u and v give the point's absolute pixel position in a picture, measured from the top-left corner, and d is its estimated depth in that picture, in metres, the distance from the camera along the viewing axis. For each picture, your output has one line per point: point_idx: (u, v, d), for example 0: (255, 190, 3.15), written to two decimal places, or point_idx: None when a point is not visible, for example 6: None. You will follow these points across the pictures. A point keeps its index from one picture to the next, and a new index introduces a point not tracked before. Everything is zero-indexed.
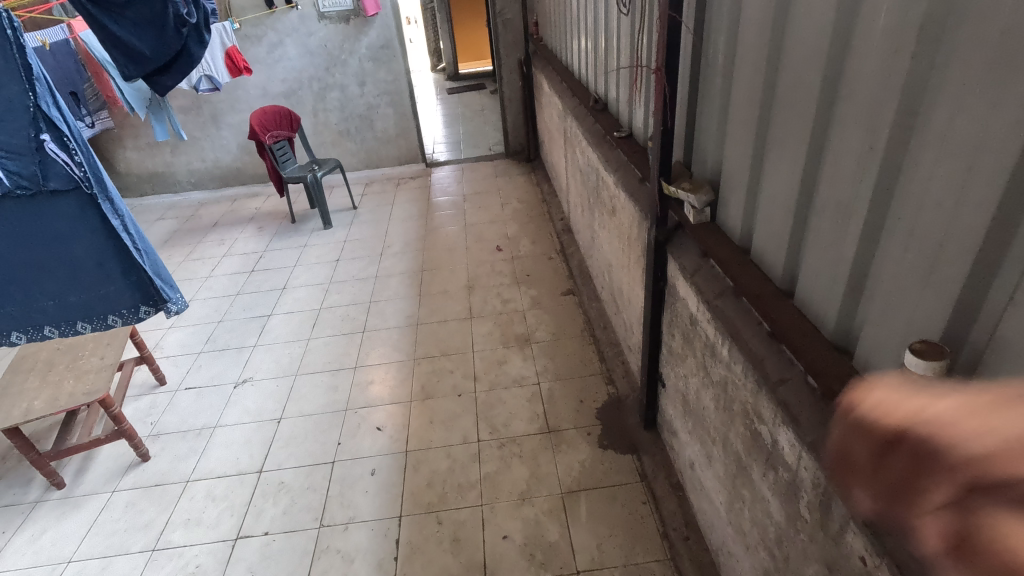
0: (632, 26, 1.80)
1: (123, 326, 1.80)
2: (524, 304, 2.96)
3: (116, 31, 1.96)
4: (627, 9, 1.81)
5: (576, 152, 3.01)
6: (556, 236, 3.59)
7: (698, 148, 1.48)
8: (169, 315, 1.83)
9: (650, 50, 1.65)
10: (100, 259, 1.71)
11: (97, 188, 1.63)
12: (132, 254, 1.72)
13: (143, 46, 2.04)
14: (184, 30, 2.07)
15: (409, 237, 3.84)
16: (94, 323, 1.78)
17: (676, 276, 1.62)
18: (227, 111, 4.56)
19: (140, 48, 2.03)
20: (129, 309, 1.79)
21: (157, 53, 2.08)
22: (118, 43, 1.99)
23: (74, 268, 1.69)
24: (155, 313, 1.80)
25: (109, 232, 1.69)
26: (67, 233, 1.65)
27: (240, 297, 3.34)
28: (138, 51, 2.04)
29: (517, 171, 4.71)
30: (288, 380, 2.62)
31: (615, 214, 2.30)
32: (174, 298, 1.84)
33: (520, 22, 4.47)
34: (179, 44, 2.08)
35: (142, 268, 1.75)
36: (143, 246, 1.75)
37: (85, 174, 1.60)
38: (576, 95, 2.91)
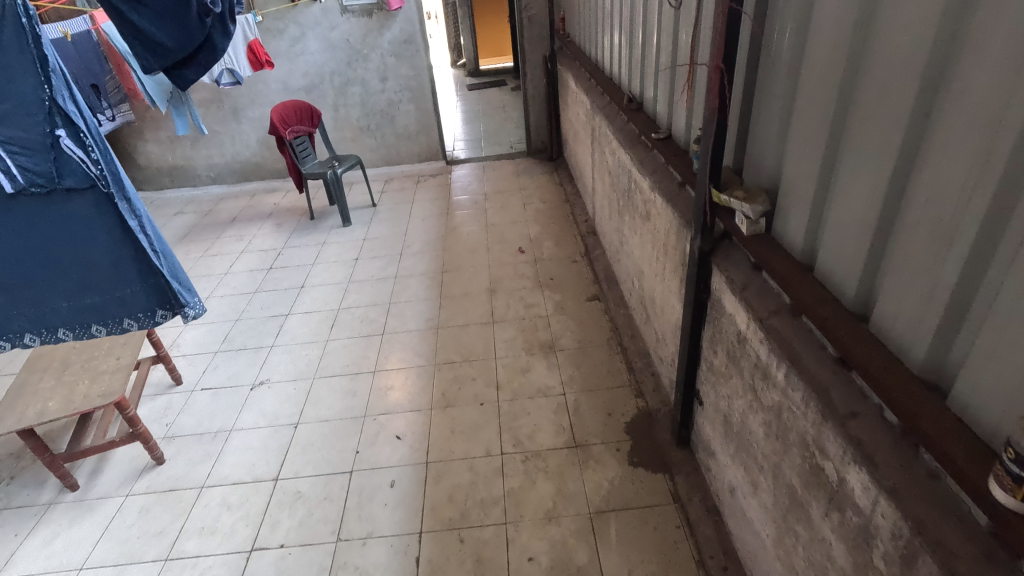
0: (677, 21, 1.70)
1: (139, 330, 1.73)
2: (548, 309, 2.87)
3: (137, 20, 1.87)
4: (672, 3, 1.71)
5: (605, 152, 2.91)
6: (580, 239, 3.50)
7: (751, 153, 1.37)
8: (187, 320, 1.76)
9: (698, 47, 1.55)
10: (116, 261, 1.64)
11: (114, 187, 1.56)
12: (149, 255, 1.65)
13: (164, 37, 1.95)
14: (209, 20, 1.99)
15: (429, 236, 3.77)
16: (109, 327, 1.71)
17: (722, 289, 1.51)
18: (247, 105, 4.52)
19: (162, 39, 1.94)
20: (145, 313, 1.72)
21: (179, 44, 1.99)
22: (138, 33, 1.89)
23: (90, 269, 1.63)
24: (172, 317, 1.73)
25: (125, 232, 1.62)
26: (84, 232, 1.59)
27: (258, 295, 3.28)
28: (161, 43, 1.96)
29: (539, 171, 4.61)
30: (306, 382, 2.55)
31: (648, 219, 2.20)
32: (192, 302, 1.77)
33: (546, 17, 4.36)
34: (202, 35, 1.99)
35: (160, 270, 1.68)
36: (160, 248, 1.69)
37: (102, 172, 1.53)
38: (607, 94, 2.80)
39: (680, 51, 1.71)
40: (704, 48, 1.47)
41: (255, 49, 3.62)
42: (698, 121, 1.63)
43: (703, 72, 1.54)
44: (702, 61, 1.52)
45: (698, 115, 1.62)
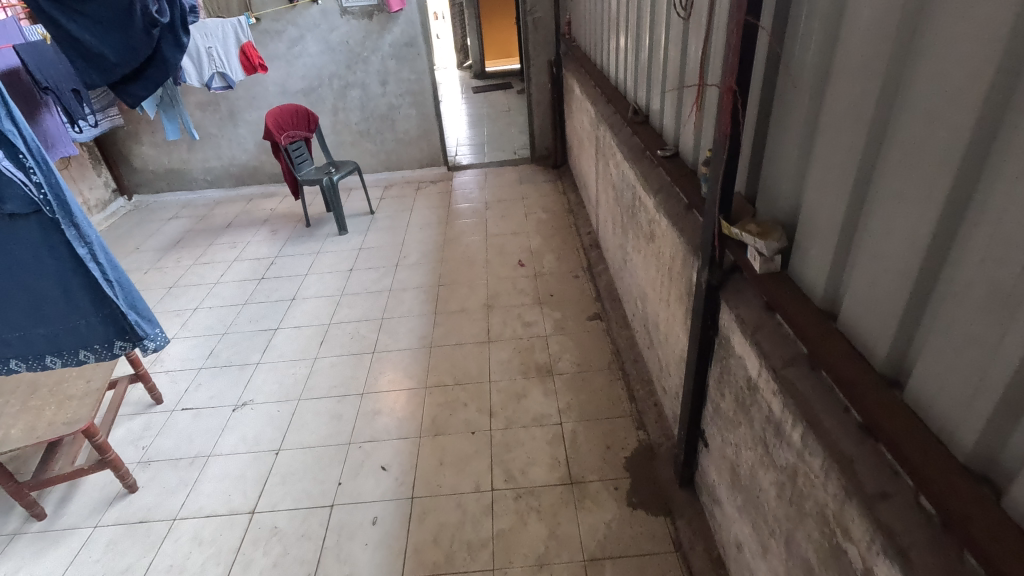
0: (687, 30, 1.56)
1: (96, 362, 1.62)
2: (547, 329, 2.74)
3: (73, 28, 2.12)
4: (681, 11, 1.57)
5: (609, 164, 2.77)
6: (583, 252, 3.36)
7: (766, 181, 1.24)
8: (147, 353, 1.64)
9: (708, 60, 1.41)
10: (68, 290, 1.53)
11: (60, 212, 1.45)
12: (101, 285, 1.54)
13: (109, 51, 2.20)
14: (154, 31, 2.19)
15: (426, 246, 3.64)
16: (64, 358, 1.60)
17: (731, 328, 1.37)
18: (245, 108, 4.41)
19: (105, 51, 2.18)
20: (102, 345, 1.61)
21: (122, 57, 2.23)
22: (73, 41, 2.14)
23: (38, 299, 1.51)
24: (130, 350, 1.62)
25: (76, 259, 1.51)
26: (29, 260, 1.47)
27: (247, 307, 3.17)
28: (102, 56, 2.19)
29: (542, 178, 4.47)
30: (290, 404, 2.44)
31: (653, 239, 2.06)
32: (152, 333, 1.66)
33: (552, 20, 4.23)
34: (148, 46, 2.22)
35: (114, 302, 1.57)
36: (115, 277, 1.58)
37: (44, 196, 1.42)
38: (612, 103, 2.66)
39: (690, 63, 1.57)
40: (716, 62, 1.33)
41: (247, 53, 3.50)
42: (708, 141, 1.50)
43: (713, 89, 1.40)
44: (712, 76, 1.38)
45: (708, 134, 1.48)
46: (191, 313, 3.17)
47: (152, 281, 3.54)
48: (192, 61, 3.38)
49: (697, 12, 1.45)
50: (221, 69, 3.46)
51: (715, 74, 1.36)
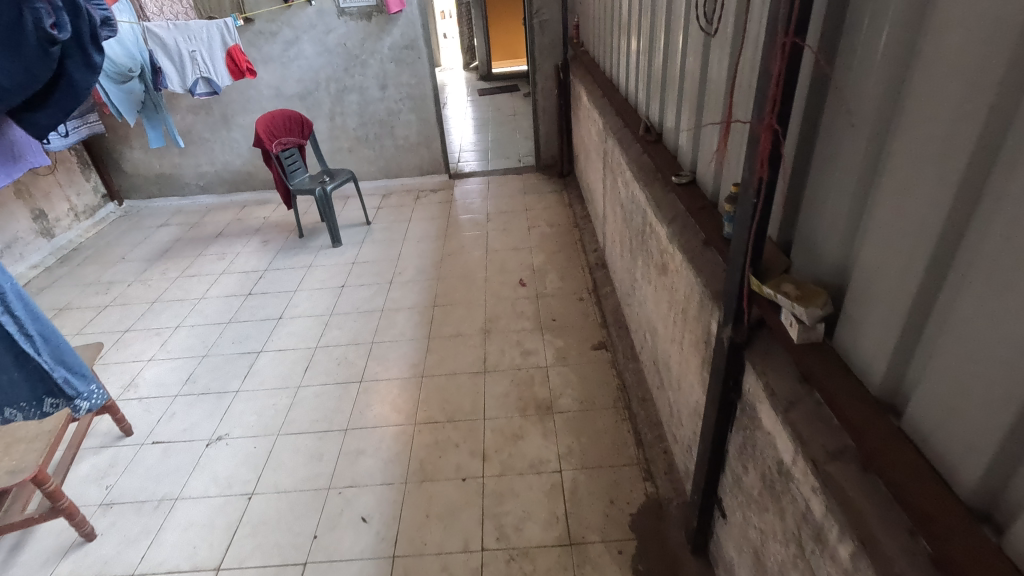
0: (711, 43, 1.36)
1: (21, 420, 1.68)
2: (548, 358, 2.54)
3: None
4: (705, 21, 1.36)
5: (618, 181, 2.57)
6: (588, 271, 3.16)
7: (807, 230, 1.03)
8: (77, 414, 1.78)
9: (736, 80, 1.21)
10: None
11: None
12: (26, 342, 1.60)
13: None
14: None
15: (423, 261, 3.45)
16: None
17: (758, 396, 1.17)
18: (238, 112, 4.24)
19: None
20: (29, 403, 1.68)
21: None
22: None
23: None
24: (62, 406, 1.72)
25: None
26: None
27: (231, 326, 2.99)
28: None
29: (547, 188, 4.26)
30: (268, 440, 2.25)
31: (665, 272, 1.85)
32: (82, 388, 1.76)
33: (560, 23, 4.03)
34: None
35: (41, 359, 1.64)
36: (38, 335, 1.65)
37: None
38: (622, 116, 2.46)
39: (714, 81, 1.36)
40: (747, 87, 1.12)
41: (235, 57, 3.31)
42: (735, 173, 1.29)
43: (741, 115, 1.19)
44: (741, 101, 1.18)
45: (734, 165, 1.28)
46: (172, 332, 2.99)
47: (135, 295, 3.38)
48: (175, 65, 3.21)
49: (722, 24, 1.25)
50: (206, 75, 3.28)
51: (746, 99, 1.15)
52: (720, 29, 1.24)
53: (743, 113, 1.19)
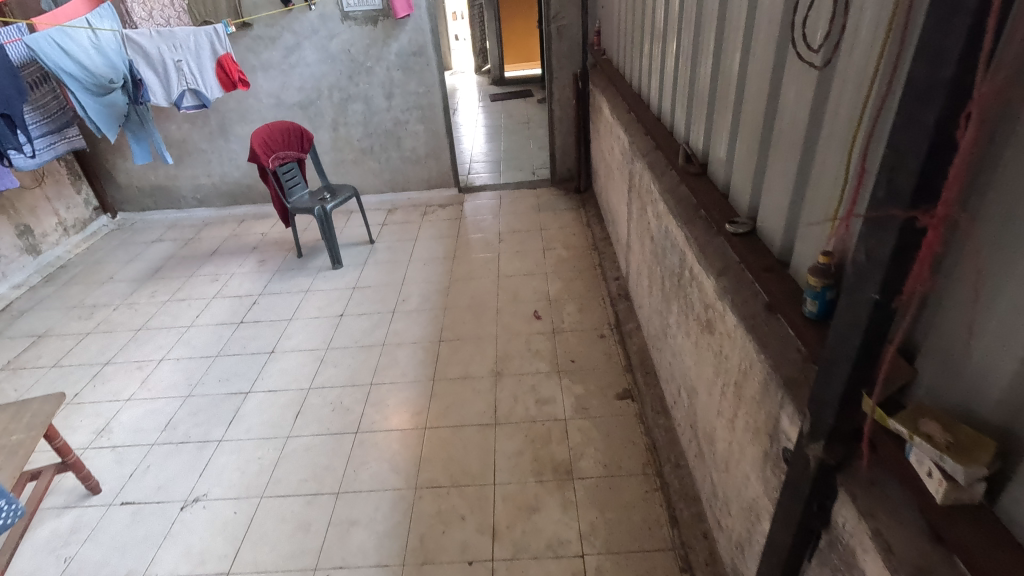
0: (796, 67, 1.08)
1: None
2: (567, 409, 2.26)
3: None
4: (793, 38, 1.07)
5: (647, 210, 2.28)
6: (609, 303, 2.87)
7: (946, 340, 0.76)
8: None
9: (842, 122, 0.93)
10: None
11: None
12: None
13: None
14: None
15: (428, 287, 3.19)
16: None
17: (857, 538, 0.87)
18: (236, 122, 4.00)
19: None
20: None
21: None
22: None
23: None
24: None
25: None
26: None
27: (219, 361, 2.74)
28: None
29: (563, 206, 3.97)
30: (250, 503, 1.99)
31: (709, 330, 1.57)
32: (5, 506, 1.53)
33: (579, 29, 3.75)
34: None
35: None
36: None
37: None
38: (654, 138, 2.17)
39: (797, 115, 1.08)
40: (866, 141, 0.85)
41: (227, 67, 3.08)
42: (827, 239, 1.01)
43: (849, 172, 0.92)
44: (854, 154, 0.89)
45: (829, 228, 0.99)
46: (155, 366, 2.74)
47: (120, 321, 3.14)
48: (160, 76, 2.97)
49: (825, 51, 0.97)
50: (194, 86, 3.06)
51: (860, 155, 0.88)
52: (826, 60, 0.96)
53: (852, 169, 0.91)
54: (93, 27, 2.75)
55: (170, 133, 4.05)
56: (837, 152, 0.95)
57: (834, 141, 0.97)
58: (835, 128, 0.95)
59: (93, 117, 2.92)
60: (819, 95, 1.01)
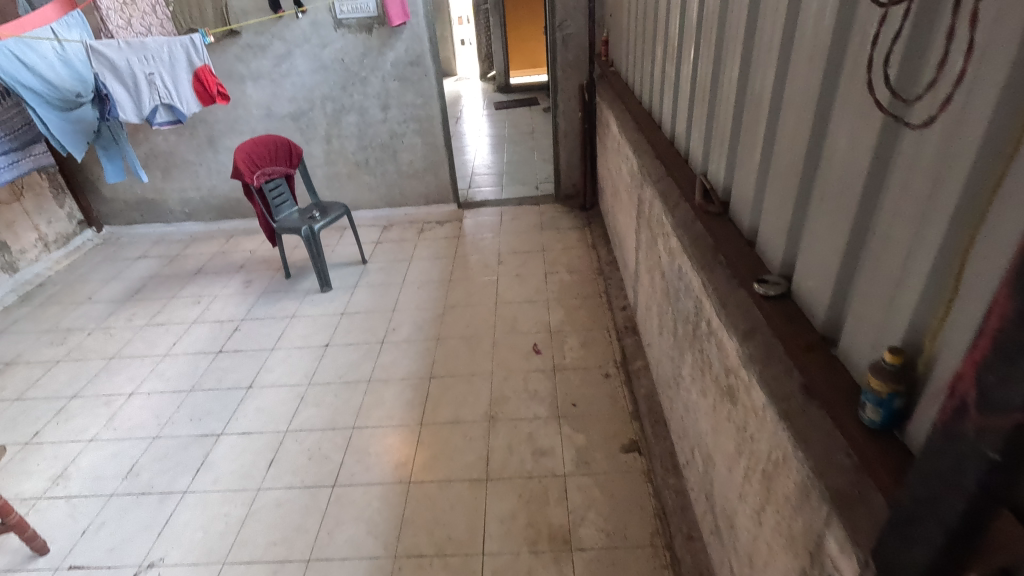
0: (854, 105, 0.86)
1: None
2: (566, 463, 2.04)
3: None
4: (857, 69, 0.84)
5: (657, 242, 2.06)
6: (615, 336, 2.64)
7: None
8: None
9: (927, 191, 0.71)
10: None
11: None
12: None
13: None
14: None
15: (421, 314, 2.97)
16: None
17: None
18: (225, 134, 3.81)
19: None
20: None
21: None
22: None
23: None
24: None
25: None
26: None
27: (192, 396, 2.54)
28: None
29: (568, 224, 3.75)
30: (211, 571, 1.79)
31: (731, 398, 1.34)
32: None
33: (586, 38, 3.53)
34: None
35: None
36: None
37: None
38: (666, 164, 1.95)
39: (856, 167, 0.86)
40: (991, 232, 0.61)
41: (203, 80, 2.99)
42: (898, 330, 0.78)
43: (952, 259, 0.68)
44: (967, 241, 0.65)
45: (901, 320, 0.77)
46: (123, 402, 2.54)
47: (92, 348, 2.94)
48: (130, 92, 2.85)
49: (919, 110, 0.72)
50: (167, 101, 2.96)
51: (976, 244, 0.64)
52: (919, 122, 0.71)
53: (957, 258, 0.68)
54: (59, 38, 2.64)
55: (157, 144, 3.88)
56: (920, 226, 0.73)
57: (915, 207, 0.74)
58: (916, 197, 0.73)
59: (55, 133, 2.78)
60: (891, 145, 0.78)
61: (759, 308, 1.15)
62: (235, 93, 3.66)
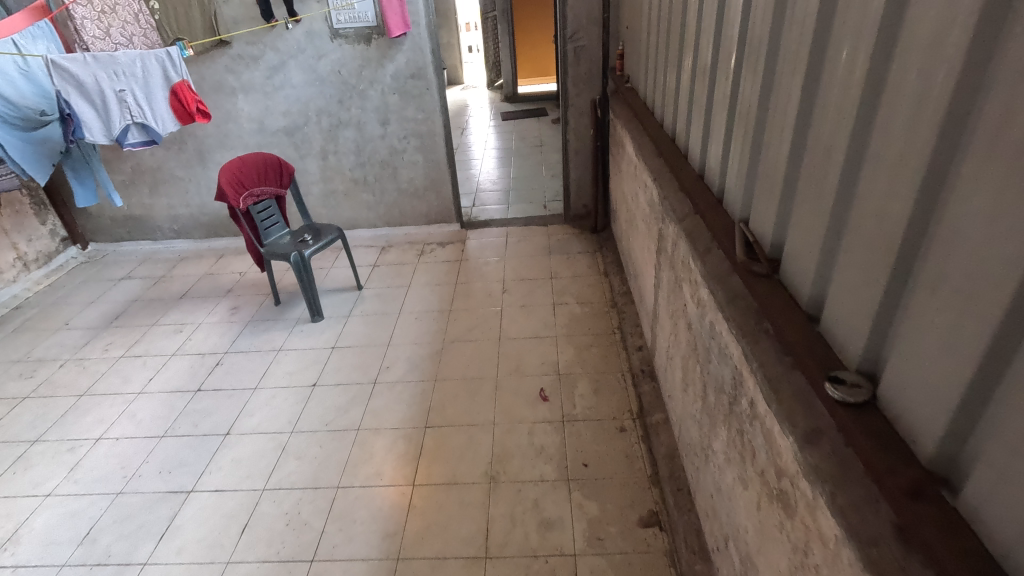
0: (1000, 178, 0.61)
1: None
2: (577, 539, 1.79)
3: None
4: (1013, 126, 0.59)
5: (682, 288, 1.81)
6: (631, 381, 2.39)
7: None
8: None
9: None
10: None
11: None
12: None
13: None
14: None
15: (418, 349, 2.73)
16: None
17: None
18: (215, 149, 3.60)
19: None
20: None
21: None
22: None
23: None
24: None
25: None
26: None
27: (164, 444, 2.30)
28: None
29: (578, 248, 3.51)
30: None
31: (784, 507, 1.09)
32: None
33: (600, 50, 3.29)
34: None
35: None
36: None
37: None
38: (695, 201, 1.69)
39: (1004, 263, 0.61)
40: None
41: (181, 96, 2.94)
42: None
43: None
44: None
45: None
46: (89, 448, 2.30)
47: (62, 383, 2.71)
48: (98, 112, 2.84)
49: None
50: (141, 120, 2.90)
51: None
52: None
53: None
54: (21, 52, 2.61)
55: (144, 159, 3.67)
56: None
57: None
58: None
59: (16, 155, 2.75)
60: None
61: (827, 406, 0.89)
62: (225, 105, 3.44)
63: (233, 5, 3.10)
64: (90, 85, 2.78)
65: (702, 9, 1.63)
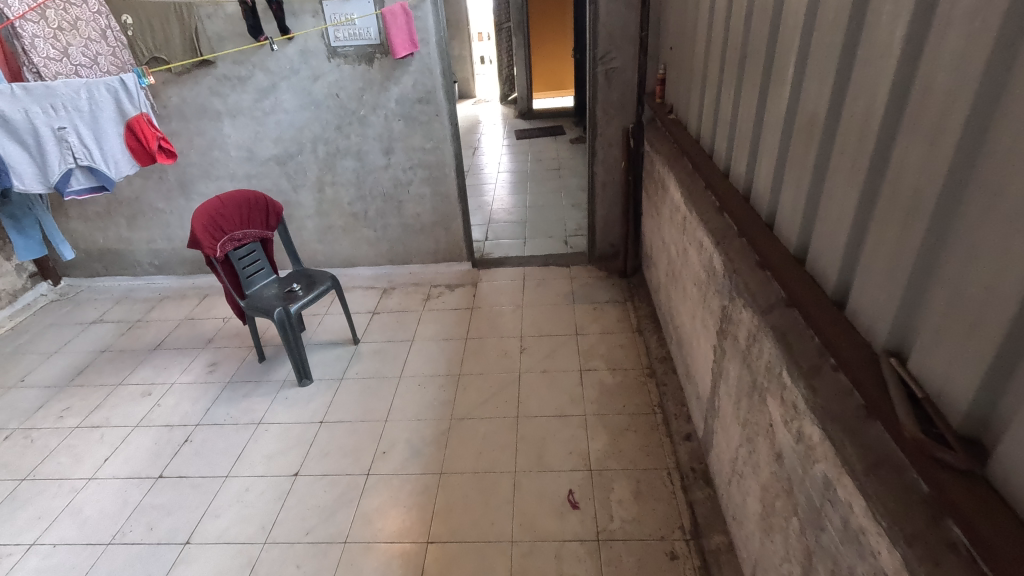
0: None
1: None
2: None
3: None
4: None
5: (766, 402, 1.37)
6: (680, 484, 1.95)
7: None
8: None
9: None
10: None
11: None
12: None
13: None
14: None
15: (421, 427, 2.31)
16: None
17: None
18: (199, 179, 3.21)
19: None
20: None
21: None
22: None
23: None
24: None
25: None
26: None
27: (109, 555, 1.89)
28: None
29: (606, 296, 3.08)
30: None
31: None
32: None
33: (635, 73, 2.87)
34: None
35: None
36: None
37: None
38: (791, 295, 1.26)
39: None
40: None
41: (138, 133, 2.63)
42: None
43: None
44: None
45: None
46: (18, 559, 1.90)
47: (3, 462, 2.30)
48: (30, 155, 2.45)
49: None
50: (86, 162, 2.55)
51: None
52: None
53: None
54: None
55: (121, 189, 3.29)
56: None
57: None
58: None
59: None
60: None
61: None
62: (210, 131, 3.05)
63: (217, 20, 2.71)
64: (19, 121, 2.38)
65: (810, 40, 1.19)
